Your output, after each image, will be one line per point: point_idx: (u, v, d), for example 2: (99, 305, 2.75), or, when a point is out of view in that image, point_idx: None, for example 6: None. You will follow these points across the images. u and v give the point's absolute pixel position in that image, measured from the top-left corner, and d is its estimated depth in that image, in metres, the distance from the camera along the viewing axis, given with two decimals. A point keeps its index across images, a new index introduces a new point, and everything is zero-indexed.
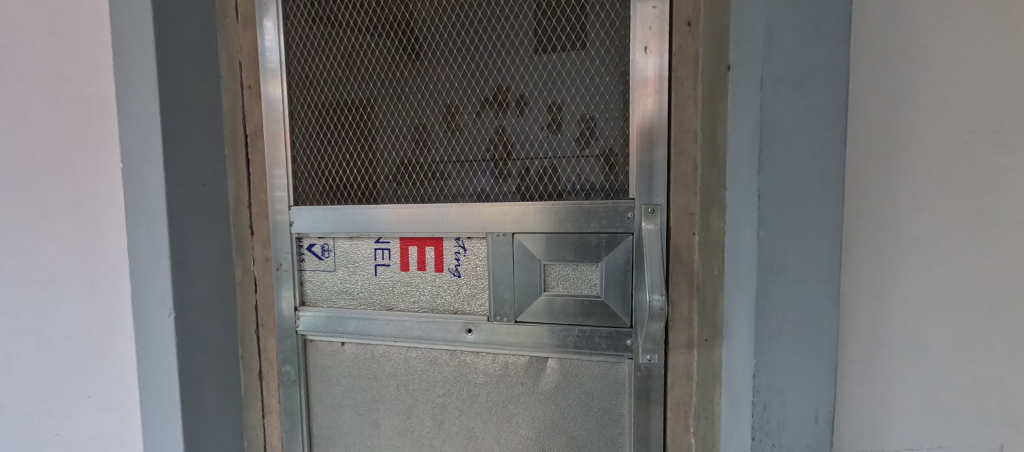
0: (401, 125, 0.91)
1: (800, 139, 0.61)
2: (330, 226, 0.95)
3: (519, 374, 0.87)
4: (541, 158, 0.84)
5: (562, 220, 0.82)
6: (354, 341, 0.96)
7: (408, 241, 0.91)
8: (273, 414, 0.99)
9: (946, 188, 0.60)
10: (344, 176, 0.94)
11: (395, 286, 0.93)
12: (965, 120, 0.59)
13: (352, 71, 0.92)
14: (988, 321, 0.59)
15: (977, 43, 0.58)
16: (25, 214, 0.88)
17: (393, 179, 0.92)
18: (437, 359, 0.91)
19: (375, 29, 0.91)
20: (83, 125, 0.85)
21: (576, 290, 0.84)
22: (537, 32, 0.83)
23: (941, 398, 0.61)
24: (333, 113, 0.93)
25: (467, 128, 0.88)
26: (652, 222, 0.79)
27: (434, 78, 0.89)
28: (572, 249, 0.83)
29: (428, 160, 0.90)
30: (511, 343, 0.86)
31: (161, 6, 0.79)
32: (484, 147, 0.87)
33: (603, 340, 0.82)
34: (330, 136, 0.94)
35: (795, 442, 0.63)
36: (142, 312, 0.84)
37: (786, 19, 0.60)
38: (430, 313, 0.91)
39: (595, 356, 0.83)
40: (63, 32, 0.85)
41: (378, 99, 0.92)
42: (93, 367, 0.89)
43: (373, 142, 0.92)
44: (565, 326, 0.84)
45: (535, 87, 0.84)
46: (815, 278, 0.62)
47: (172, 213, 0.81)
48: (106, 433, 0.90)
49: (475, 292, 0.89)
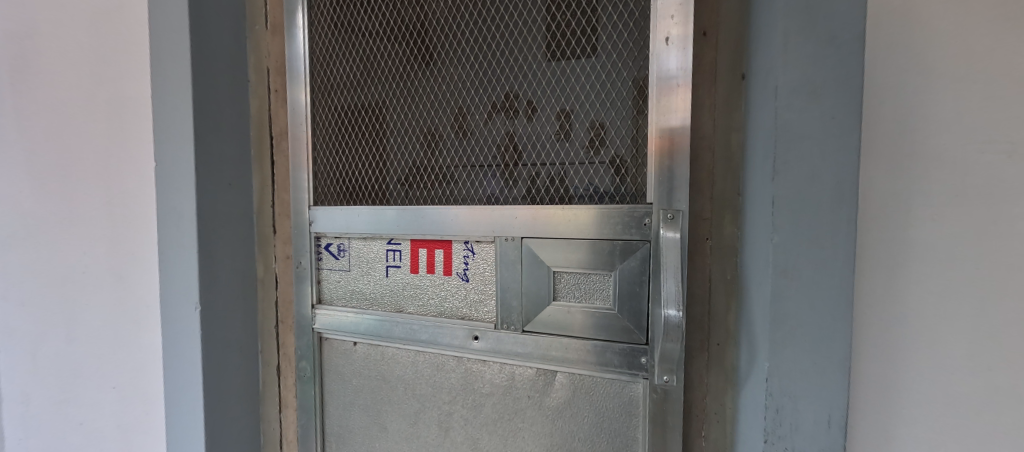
0: (414, 129, 0.94)
1: (814, 146, 0.62)
2: (347, 225, 0.97)
3: (525, 386, 0.88)
4: (550, 163, 0.86)
5: (574, 226, 0.83)
6: (366, 342, 0.98)
7: (419, 243, 0.93)
8: (289, 409, 1.01)
9: (962, 197, 0.62)
10: (358, 177, 0.97)
11: (406, 288, 0.95)
12: (978, 132, 0.61)
13: (368, 75, 0.95)
14: (997, 327, 0.61)
15: (990, 56, 0.60)
16: (61, 210, 0.92)
17: (405, 181, 0.94)
18: (445, 365, 0.93)
19: (391, 35, 0.93)
20: (116, 124, 0.89)
21: (587, 301, 0.84)
22: (547, 38, 0.85)
23: (954, 402, 0.63)
24: (350, 116, 0.96)
25: (478, 132, 0.90)
26: (672, 228, 0.76)
27: (447, 83, 0.92)
28: (585, 257, 0.83)
29: (440, 163, 0.92)
30: (518, 352, 0.87)
31: (197, 12, 0.83)
32: (495, 152, 0.89)
33: (615, 356, 0.81)
34: (346, 139, 0.97)
35: (807, 447, 0.64)
36: (169, 306, 0.87)
37: (803, 28, 0.61)
38: (438, 318, 0.92)
39: (605, 373, 0.82)
40: (99, 35, 0.89)
41: (392, 103, 0.94)
42: (118, 357, 0.92)
43: (386, 144, 0.95)
44: (575, 340, 0.84)
45: (545, 93, 0.86)
46: (831, 283, 0.62)
47: (202, 210, 0.85)
48: (129, 423, 0.93)
49: (482, 298, 0.90)
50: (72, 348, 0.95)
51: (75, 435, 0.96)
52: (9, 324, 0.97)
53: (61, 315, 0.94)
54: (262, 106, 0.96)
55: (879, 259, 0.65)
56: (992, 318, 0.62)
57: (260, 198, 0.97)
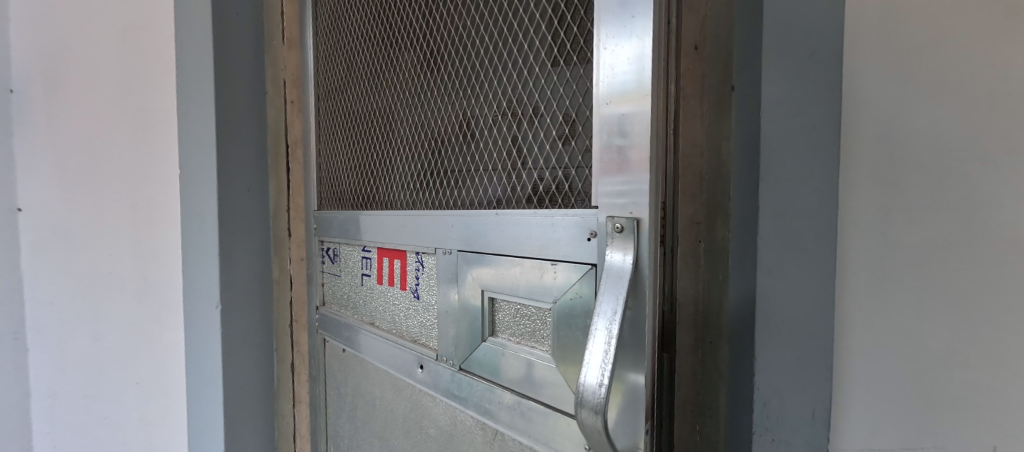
0: (420, 135, 0.91)
1: (795, 155, 0.66)
2: (337, 232, 1.07)
3: (464, 440, 0.83)
4: (553, 172, 0.73)
5: (523, 236, 0.75)
6: (350, 350, 1.07)
7: (383, 251, 1.00)
8: (303, 404, 1.09)
9: (940, 202, 0.65)
10: (366, 181, 1.02)
11: (376, 300, 1.02)
12: (956, 140, 0.64)
13: (375, 84, 1.00)
14: (977, 327, 0.64)
15: (966, 67, 0.63)
16: (87, 214, 0.97)
17: (412, 188, 0.93)
18: (403, 388, 0.96)
19: (398, 43, 0.94)
20: (143, 136, 0.96)
21: (524, 341, 0.77)
22: (552, 26, 0.72)
23: (935, 398, 0.66)
24: (358, 124, 1.04)
25: (480, 138, 0.82)
26: (620, 253, 0.65)
27: (451, 87, 0.86)
28: (522, 287, 0.76)
29: (444, 171, 0.87)
30: (454, 391, 0.85)
31: (220, 27, 0.88)
32: (496, 159, 0.80)
33: (543, 424, 0.73)
34: (355, 146, 1.04)
35: (793, 437, 0.68)
36: (195, 304, 0.93)
37: (781, 46, 0.66)
38: (395, 337, 0.97)
39: (538, 451, 0.72)
40: (129, 51, 0.96)
41: (398, 110, 0.96)
42: (141, 354, 0.99)
43: (394, 151, 0.96)
44: (507, 392, 0.77)
45: (552, 86, 0.73)
46: (810, 283, 0.66)
47: (223, 216, 0.90)
48: (153, 417, 1.00)
49: (428, 324, 0.91)
50: (99, 344, 0.99)
51: (98, 430, 1.01)
52: (38, 321, 0.99)
53: (88, 313, 0.99)
54: (279, 116, 1.02)
55: (859, 260, 0.69)
56: (970, 317, 0.64)
57: (276, 203, 1.02)
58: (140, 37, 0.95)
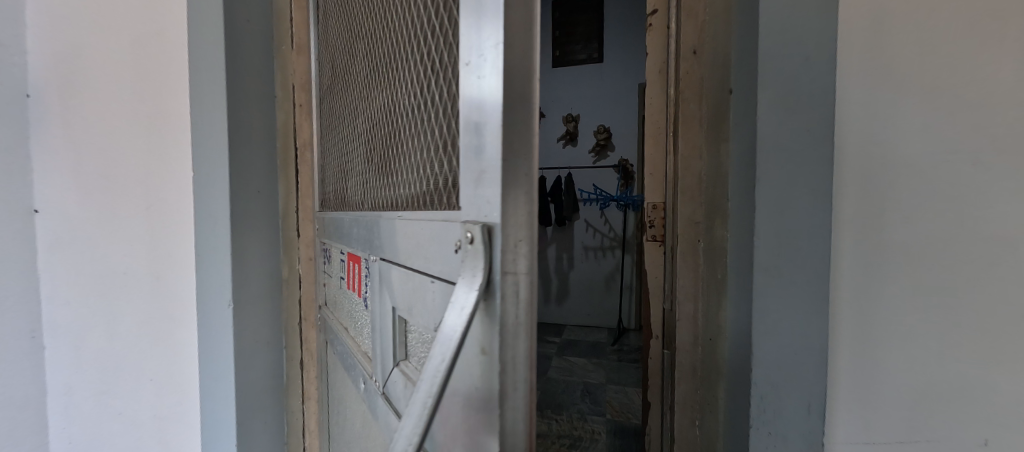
0: (370, 130, 0.84)
1: (789, 156, 0.68)
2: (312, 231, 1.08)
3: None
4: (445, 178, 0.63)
5: (408, 247, 0.66)
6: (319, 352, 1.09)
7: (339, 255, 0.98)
8: (312, 401, 1.08)
9: (930, 202, 0.67)
10: (341, 176, 0.99)
11: (333, 306, 1.01)
12: (945, 142, 0.66)
13: (346, 73, 0.95)
14: (965, 321, 0.67)
15: (953, 73, 0.66)
16: (101, 215, 1.00)
17: (363, 187, 0.87)
18: (348, 401, 0.94)
19: (360, 29, 0.88)
20: (156, 139, 0.99)
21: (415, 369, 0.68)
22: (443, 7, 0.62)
23: (926, 391, 0.69)
24: (337, 117, 1.00)
25: (397, 138, 0.74)
26: (463, 281, 0.53)
27: (382, 83, 0.79)
28: (408, 309, 0.67)
29: (377, 172, 0.82)
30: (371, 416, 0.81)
31: (230, 34, 0.92)
32: (410, 162, 0.71)
33: None
34: (337, 139, 1.01)
35: (790, 430, 0.70)
36: (206, 302, 0.95)
37: (777, 49, 0.68)
38: (341, 348, 0.96)
39: None
40: (140, 56, 0.98)
41: (360, 100, 0.89)
42: (154, 351, 1.02)
43: (354, 144, 0.91)
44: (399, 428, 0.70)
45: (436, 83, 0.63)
46: (806, 281, 0.68)
47: (234, 216, 0.93)
48: (166, 412, 1.03)
49: (360, 338, 0.87)
50: (114, 342, 1.02)
51: (113, 426, 1.04)
52: (53, 321, 1.01)
53: (103, 311, 1.01)
54: (289, 120, 1.04)
55: (853, 259, 0.70)
56: (958, 312, 0.67)
57: (286, 203, 1.04)
58: (155, 49, 0.98)
